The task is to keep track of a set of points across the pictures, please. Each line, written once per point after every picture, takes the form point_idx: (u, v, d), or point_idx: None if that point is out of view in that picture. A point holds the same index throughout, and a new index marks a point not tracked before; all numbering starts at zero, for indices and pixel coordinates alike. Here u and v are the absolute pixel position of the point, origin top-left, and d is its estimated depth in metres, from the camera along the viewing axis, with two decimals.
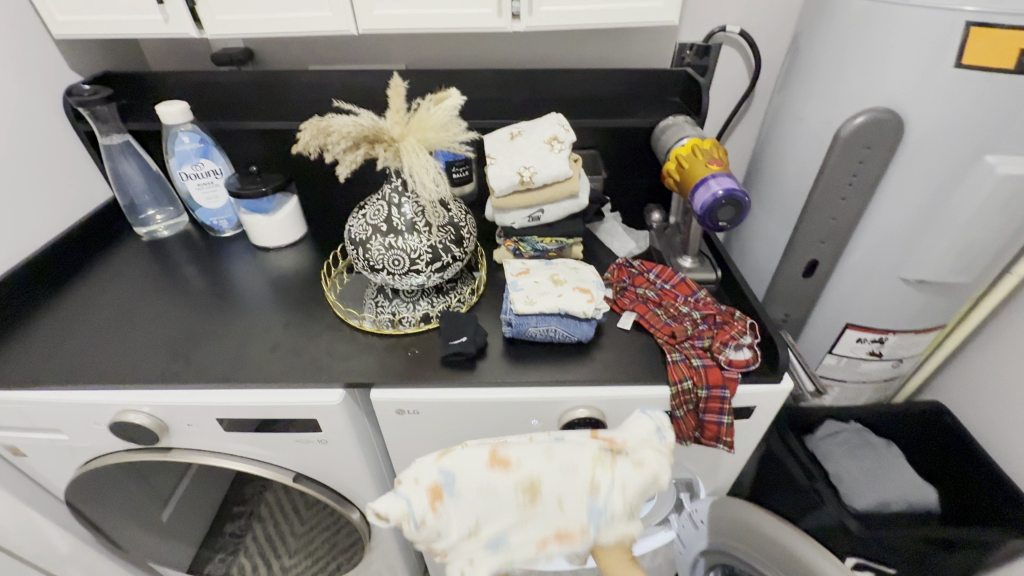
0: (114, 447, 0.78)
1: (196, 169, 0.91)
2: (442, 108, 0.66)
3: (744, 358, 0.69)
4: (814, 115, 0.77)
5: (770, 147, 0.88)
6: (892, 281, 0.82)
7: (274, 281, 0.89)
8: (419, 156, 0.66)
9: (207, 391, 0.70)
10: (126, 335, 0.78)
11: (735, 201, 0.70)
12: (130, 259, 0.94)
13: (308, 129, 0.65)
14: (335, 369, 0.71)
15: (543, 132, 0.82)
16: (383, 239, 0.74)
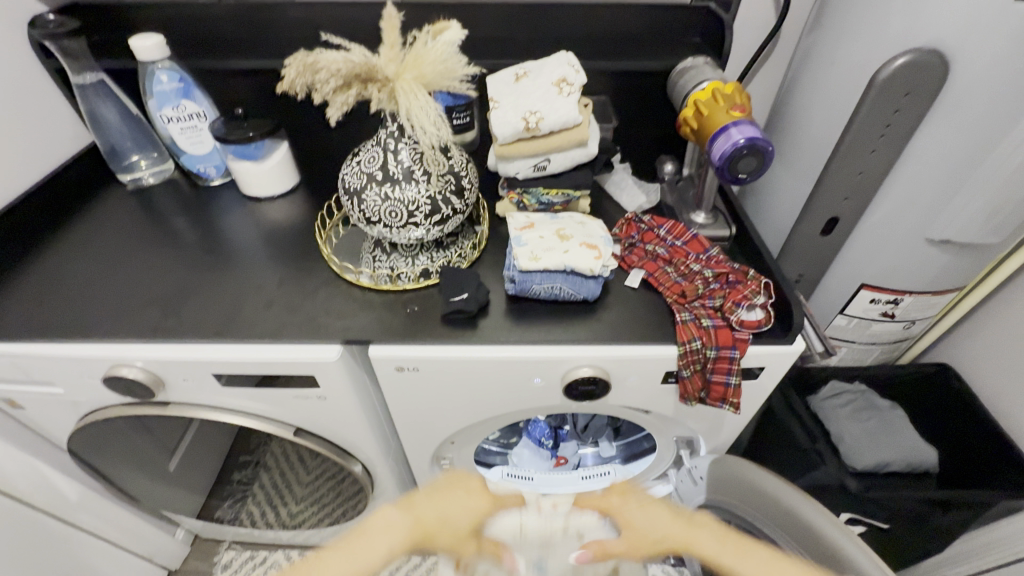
0: (112, 401, 0.77)
1: (177, 111, 0.85)
2: (440, 42, 0.60)
3: (756, 319, 0.66)
4: (850, 56, 0.70)
5: (796, 92, 0.81)
6: (916, 241, 0.78)
7: (268, 234, 0.86)
8: (416, 98, 0.60)
9: (201, 347, 0.68)
10: (117, 289, 0.75)
11: (756, 151, 0.65)
12: (116, 209, 0.89)
13: (293, 65, 0.59)
14: (333, 326, 0.69)
15: (551, 73, 0.75)
16: (378, 189, 0.69)
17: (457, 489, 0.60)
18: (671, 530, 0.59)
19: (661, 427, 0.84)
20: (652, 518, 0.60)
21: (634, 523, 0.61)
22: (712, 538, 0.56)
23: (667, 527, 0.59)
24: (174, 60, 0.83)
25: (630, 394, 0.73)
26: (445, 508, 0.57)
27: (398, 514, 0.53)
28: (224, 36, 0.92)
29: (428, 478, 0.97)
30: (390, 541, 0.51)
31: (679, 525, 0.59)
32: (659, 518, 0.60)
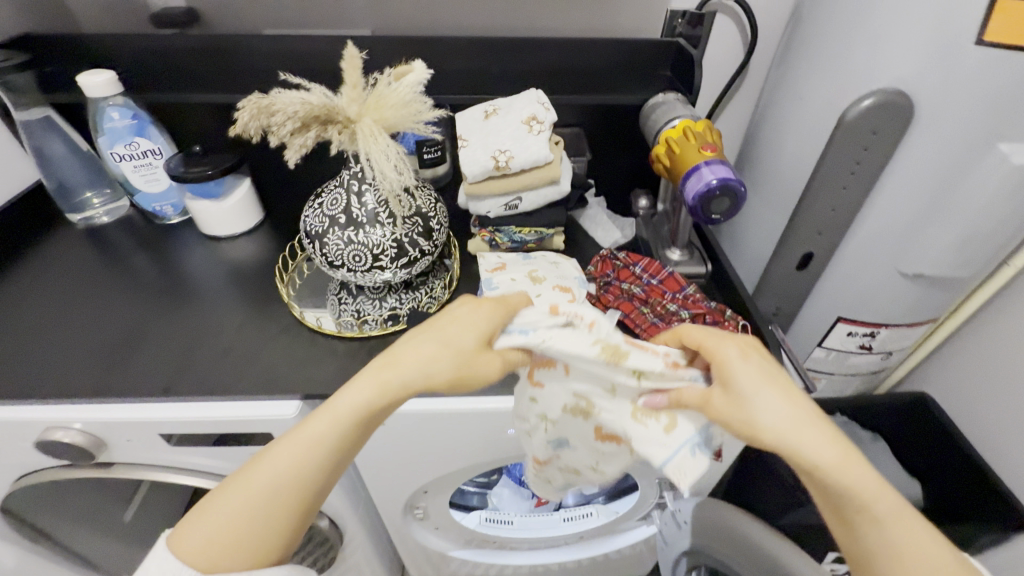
0: (48, 464, 0.70)
1: (130, 149, 0.79)
2: (403, 84, 0.58)
3: None
4: (820, 96, 0.70)
5: (768, 128, 0.82)
6: (890, 274, 0.77)
7: (228, 275, 0.82)
8: (380, 140, 0.58)
9: (145, 405, 0.62)
10: (57, 340, 0.69)
11: (730, 191, 0.64)
12: (65, 252, 0.84)
13: (247, 107, 0.56)
14: (292, 378, 0.64)
15: (520, 111, 0.74)
16: (341, 232, 0.66)
17: (462, 316, 0.52)
18: (794, 430, 0.45)
19: (644, 470, 0.81)
20: (778, 408, 0.46)
21: (743, 386, 0.47)
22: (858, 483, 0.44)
23: (786, 425, 0.46)
24: (127, 96, 0.78)
25: None
26: (416, 372, 0.49)
27: (347, 397, 0.49)
28: (185, 68, 0.89)
29: (400, 528, 0.92)
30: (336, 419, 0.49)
31: (840, 451, 0.45)
32: (830, 448, 0.45)
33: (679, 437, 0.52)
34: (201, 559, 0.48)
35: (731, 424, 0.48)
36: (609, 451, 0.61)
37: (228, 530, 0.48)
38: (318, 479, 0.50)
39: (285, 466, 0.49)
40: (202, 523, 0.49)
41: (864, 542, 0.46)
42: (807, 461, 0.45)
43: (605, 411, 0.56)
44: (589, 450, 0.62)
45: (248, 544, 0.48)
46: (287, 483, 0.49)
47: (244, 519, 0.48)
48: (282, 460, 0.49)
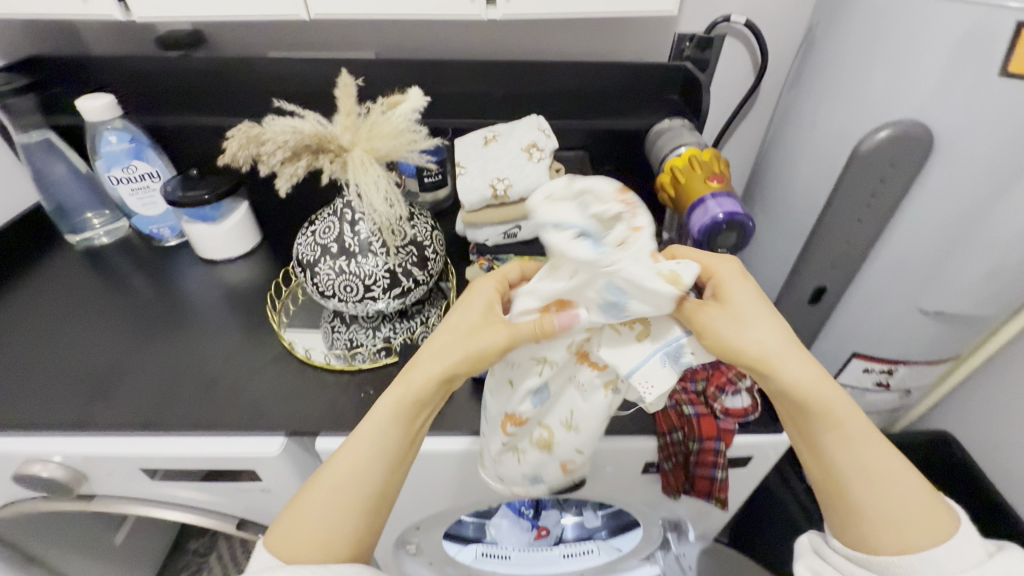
0: (28, 494, 0.68)
1: (127, 172, 0.78)
2: (397, 112, 0.56)
3: (742, 408, 0.61)
4: (833, 124, 0.67)
5: (779, 156, 0.79)
6: (909, 310, 0.73)
7: (220, 300, 0.80)
8: (372, 170, 0.56)
9: (126, 439, 0.60)
10: (43, 367, 0.68)
11: (737, 225, 0.61)
12: (60, 274, 0.83)
13: (236, 136, 0.54)
14: (277, 413, 0.62)
15: (521, 138, 0.71)
16: (333, 262, 0.64)
17: (467, 304, 0.53)
18: (777, 351, 0.48)
19: (647, 513, 0.77)
20: (768, 331, 0.48)
21: (739, 305, 0.49)
22: (830, 395, 0.48)
23: (771, 346, 0.48)
24: (127, 120, 0.77)
25: (609, 483, 0.67)
26: (456, 359, 0.50)
27: (392, 394, 0.51)
28: (189, 91, 0.89)
29: (392, 564, 0.89)
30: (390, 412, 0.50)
31: (814, 371, 0.48)
32: (807, 369, 0.48)
33: (657, 343, 0.47)
34: (283, 550, 0.46)
35: (720, 342, 0.46)
36: (591, 391, 0.52)
37: (317, 538, 0.47)
38: (377, 476, 0.49)
39: (350, 463, 0.49)
40: (284, 519, 0.48)
41: (829, 462, 0.49)
42: (786, 381, 0.47)
43: (599, 331, 0.49)
44: (563, 398, 0.54)
45: (341, 532, 0.48)
46: (359, 485, 0.49)
47: (316, 522, 0.47)
48: (348, 458, 0.49)
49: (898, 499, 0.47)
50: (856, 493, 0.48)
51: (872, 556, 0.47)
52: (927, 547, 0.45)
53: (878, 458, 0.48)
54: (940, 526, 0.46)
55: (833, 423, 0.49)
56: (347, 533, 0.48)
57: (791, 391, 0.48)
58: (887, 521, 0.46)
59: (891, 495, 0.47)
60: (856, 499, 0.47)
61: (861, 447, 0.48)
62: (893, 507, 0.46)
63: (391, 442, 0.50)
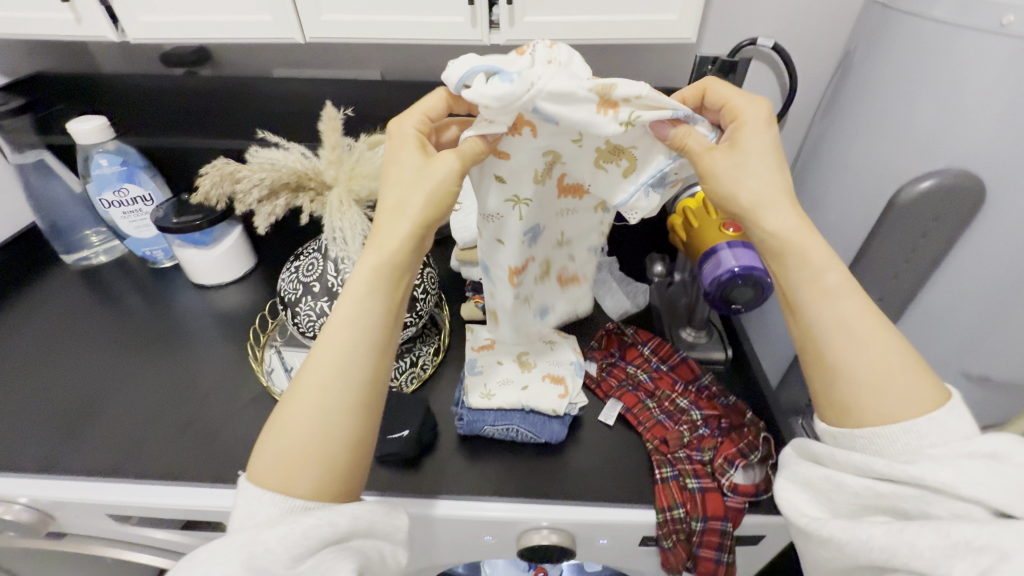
0: None
1: (118, 195, 0.77)
2: (383, 150, 0.53)
3: (753, 484, 0.55)
4: (868, 168, 0.61)
5: (807, 195, 0.72)
6: (950, 373, 0.65)
7: (207, 329, 0.77)
8: (352, 213, 0.52)
9: (92, 485, 0.57)
10: (18, 398, 0.66)
11: (755, 282, 0.55)
12: (50, 294, 0.82)
13: (210, 173, 0.51)
14: (248, 463, 0.58)
15: None
16: (314, 302, 0.60)
17: (397, 153, 0.46)
18: (772, 202, 0.43)
19: None
20: (763, 175, 0.43)
21: (749, 150, 0.44)
22: (820, 251, 0.42)
23: (766, 194, 0.43)
24: (117, 142, 0.75)
25: (603, 553, 0.61)
26: (421, 202, 0.43)
27: (364, 263, 0.43)
28: (190, 110, 0.86)
29: None
30: (366, 284, 0.42)
31: (797, 218, 0.42)
32: (790, 214, 0.42)
33: (640, 178, 0.47)
34: (276, 479, 0.37)
35: (713, 177, 0.44)
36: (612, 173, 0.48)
37: (299, 448, 0.38)
38: (368, 353, 0.41)
39: (332, 356, 0.40)
40: (270, 440, 0.39)
41: (805, 319, 0.41)
42: (767, 232, 0.42)
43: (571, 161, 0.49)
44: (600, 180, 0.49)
45: (335, 436, 0.39)
46: (345, 371, 0.40)
47: (306, 428, 0.38)
48: (328, 348, 0.41)
49: (878, 357, 0.38)
50: (840, 354, 0.39)
51: (852, 428, 0.39)
52: (911, 416, 0.37)
53: (867, 325, 0.39)
54: (928, 394, 0.37)
55: (813, 272, 0.41)
56: (343, 437, 0.39)
57: (769, 240, 0.43)
58: (869, 387, 0.38)
59: (879, 354, 0.38)
60: (835, 355, 0.39)
61: (849, 308, 0.40)
62: (873, 364, 0.38)
63: (371, 318, 0.42)
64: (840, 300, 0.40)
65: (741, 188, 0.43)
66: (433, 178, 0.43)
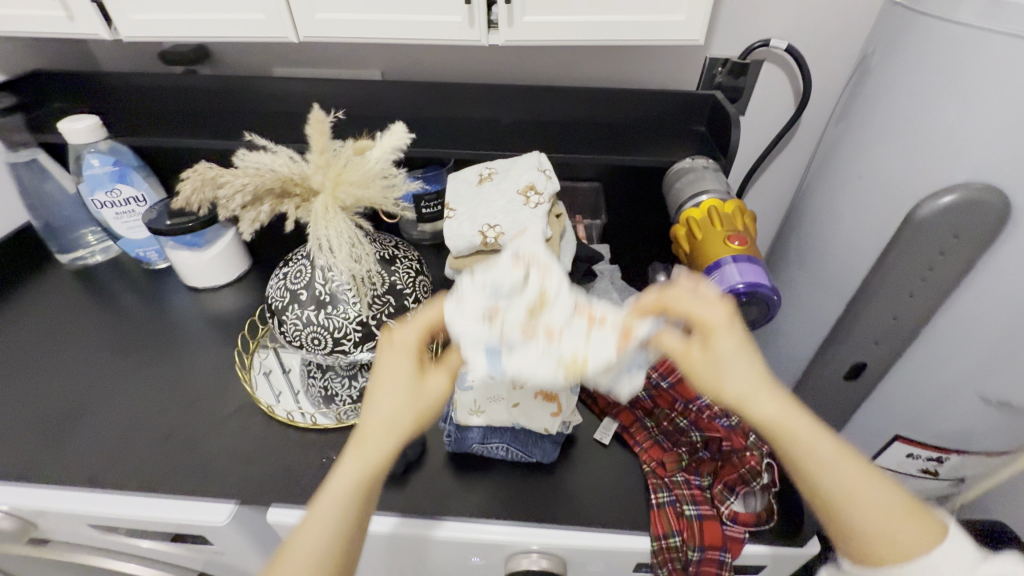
0: None
1: (111, 196, 0.76)
2: (373, 157, 0.51)
3: (753, 512, 0.52)
4: (884, 179, 0.57)
5: (818, 206, 0.69)
6: (965, 398, 0.62)
7: (198, 332, 0.76)
8: (337, 220, 0.50)
9: (72, 494, 0.57)
10: (3, 403, 0.65)
11: (760, 299, 0.53)
12: (44, 294, 0.81)
13: (191, 178, 0.50)
14: (231, 475, 0.57)
15: (518, 179, 0.64)
16: (301, 311, 0.58)
17: (386, 363, 0.44)
18: (755, 395, 0.40)
19: None
20: (741, 368, 0.40)
21: (719, 352, 0.41)
22: (816, 439, 0.39)
23: (749, 389, 0.40)
24: (109, 142, 0.74)
25: None
26: (408, 418, 0.41)
27: (347, 464, 0.40)
28: (188, 109, 0.86)
29: None
30: (354, 480, 0.40)
31: (774, 395, 0.40)
32: (750, 371, 0.40)
33: (625, 364, 0.39)
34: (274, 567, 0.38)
35: (695, 380, 0.41)
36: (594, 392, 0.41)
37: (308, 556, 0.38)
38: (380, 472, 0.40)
39: (314, 537, 0.39)
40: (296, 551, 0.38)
41: (811, 488, 0.40)
42: (754, 420, 0.40)
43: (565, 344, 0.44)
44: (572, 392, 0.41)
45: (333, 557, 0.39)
46: (323, 559, 0.39)
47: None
48: (310, 533, 0.39)
49: (884, 506, 0.38)
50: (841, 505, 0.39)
51: (879, 570, 0.38)
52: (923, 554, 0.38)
53: (873, 494, 0.39)
54: (923, 535, 0.38)
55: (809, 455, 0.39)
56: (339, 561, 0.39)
57: (758, 427, 0.40)
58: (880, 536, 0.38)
59: (879, 506, 0.38)
60: (843, 518, 0.39)
61: (860, 485, 0.39)
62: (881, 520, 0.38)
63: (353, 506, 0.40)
64: (834, 464, 0.39)
65: (725, 377, 0.40)
66: (427, 401, 0.43)
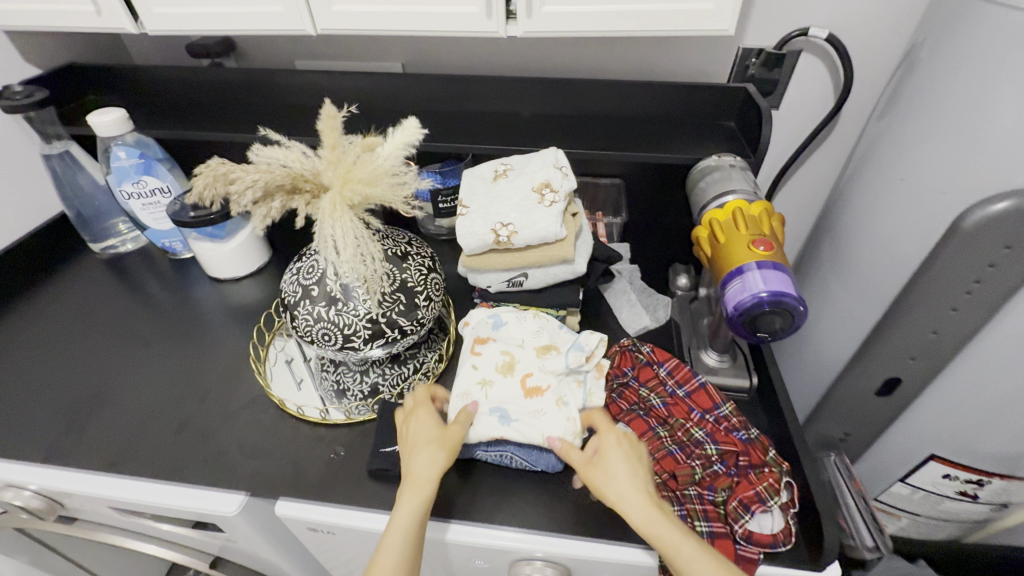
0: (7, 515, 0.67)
1: (138, 187, 0.77)
2: (382, 154, 0.50)
3: (769, 533, 0.49)
4: (929, 181, 0.53)
5: (853, 208, 0.65)
6: (1012, 418, 0.58)
7: (219, 321, 0.77)
8: (345, 217, 0.50)
9: (93, 478, 0.59)
10: (35, 388, 0.68)
11: (784, 310, 0.49)
12: (76, 282, 0.84)
13: (204, 174, 0.50)
14: (243, 467, 0.58)
15: (533, 175, 0.63)
16: (312, 307, 0.58)
17: (416, 442, 0.51)
18: (636, 505, 0.46)
19: None
20: (627, 484, 0.47)
21: (613, 464, 0.49)
22: (683, 534, 0.45)
23: (632, 501, 0.47)
24: (135, 134, 0.76)
25: None
26: (443, 458, 0.50)
27: (404, 505, 0.48)
28: (213, 103, 0.87)
29: None
30: (413, 517, 0.47)
31: (641, 493, 0.47)
32: (629, 474, 0.48)
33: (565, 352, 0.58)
34: None
35: (597, 488, 0.48)
36: (545, 411, 0.54)
37: None
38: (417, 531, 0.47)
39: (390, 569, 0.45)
40: None
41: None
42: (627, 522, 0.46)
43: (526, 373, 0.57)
44: (527, 422, 0.54)
45: None
46: None
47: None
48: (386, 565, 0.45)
49: None
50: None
51: None
52: None
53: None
54: None
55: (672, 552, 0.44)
56: None
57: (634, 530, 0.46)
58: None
59: None
60: None
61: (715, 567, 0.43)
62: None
63: (415, 541, 0.47)
64: (693, 555, 0.44)
65: (608, 489, 0.47)
66: (455, 445, 0.51)
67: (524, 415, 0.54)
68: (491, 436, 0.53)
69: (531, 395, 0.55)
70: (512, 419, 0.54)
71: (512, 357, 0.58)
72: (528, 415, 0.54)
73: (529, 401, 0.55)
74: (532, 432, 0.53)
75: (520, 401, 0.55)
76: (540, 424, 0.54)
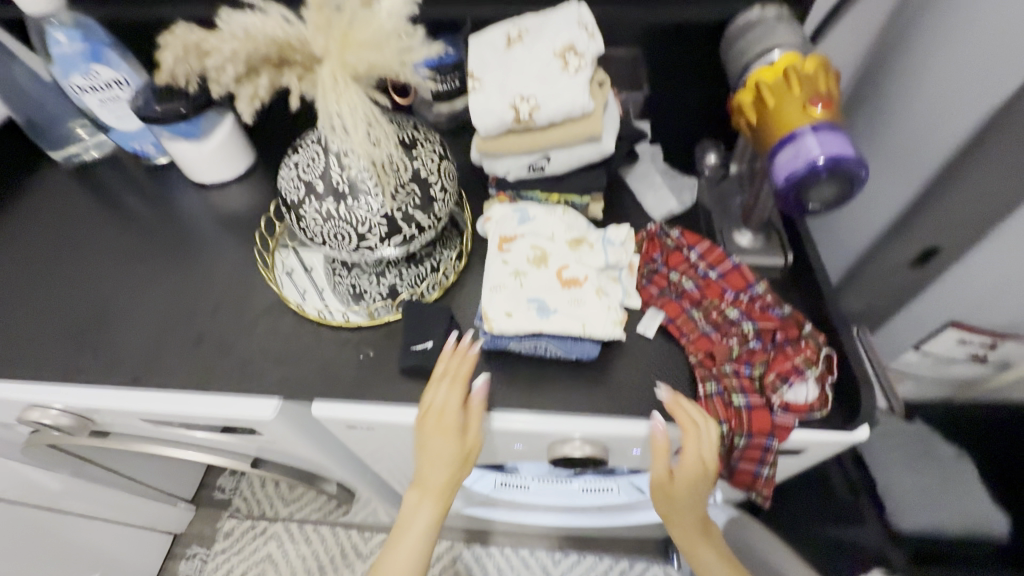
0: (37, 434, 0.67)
1: (90, 79, 0.67)
2: (383, 11, 0.42)
3: (805, 402, 0.51)
4: (1023, 20, 0.46)
5: (910, 63, 0.58)
6: None
7: (214, 230, 0.72)
8: (349, 92, 0.43)
9: (119, 393, 0.58)
10: (33, 310, 0.64)
11: (840, 176, 0.46)
12: (45, 197, 0.77)
13: (172, 45, 0.42)
14: (270, 374, 0.57)
15: (554, 38, 0.54)
16: (319, 204, 0.52)
17: (432, 444, 0.53)
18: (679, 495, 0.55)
19: None
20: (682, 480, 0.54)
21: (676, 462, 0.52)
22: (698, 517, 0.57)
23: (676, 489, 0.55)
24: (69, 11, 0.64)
25: (635, 459, 0.60)
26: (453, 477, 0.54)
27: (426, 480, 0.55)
28: None
29: None
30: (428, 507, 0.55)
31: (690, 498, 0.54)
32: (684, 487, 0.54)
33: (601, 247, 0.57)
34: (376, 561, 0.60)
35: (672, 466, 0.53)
36: (585, 300, 0.53)
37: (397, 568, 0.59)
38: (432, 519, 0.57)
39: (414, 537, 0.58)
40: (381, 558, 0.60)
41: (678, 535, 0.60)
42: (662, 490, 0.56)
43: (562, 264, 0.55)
44: (568, 312, 0.52)
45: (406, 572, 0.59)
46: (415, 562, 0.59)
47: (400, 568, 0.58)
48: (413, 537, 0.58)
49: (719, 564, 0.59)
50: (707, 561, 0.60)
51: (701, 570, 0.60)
52: None
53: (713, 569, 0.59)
54: None
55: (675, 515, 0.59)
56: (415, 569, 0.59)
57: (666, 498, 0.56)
58: None
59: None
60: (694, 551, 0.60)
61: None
62: None
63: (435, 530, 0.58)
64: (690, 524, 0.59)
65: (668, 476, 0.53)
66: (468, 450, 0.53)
67: (563, 304, 0.53)
68: (530, 330, 0.52)
69: (569, 286, 0.54)
70: (553, 310, 0.52)
71: (544, 250, 0.55)
72: (567, 305, 0.53)
73: (567, 290, 0.53)
74: (573, 321, 0.52)
75: (558, 292, 0.53)
76: (581, 314, 0.52)
